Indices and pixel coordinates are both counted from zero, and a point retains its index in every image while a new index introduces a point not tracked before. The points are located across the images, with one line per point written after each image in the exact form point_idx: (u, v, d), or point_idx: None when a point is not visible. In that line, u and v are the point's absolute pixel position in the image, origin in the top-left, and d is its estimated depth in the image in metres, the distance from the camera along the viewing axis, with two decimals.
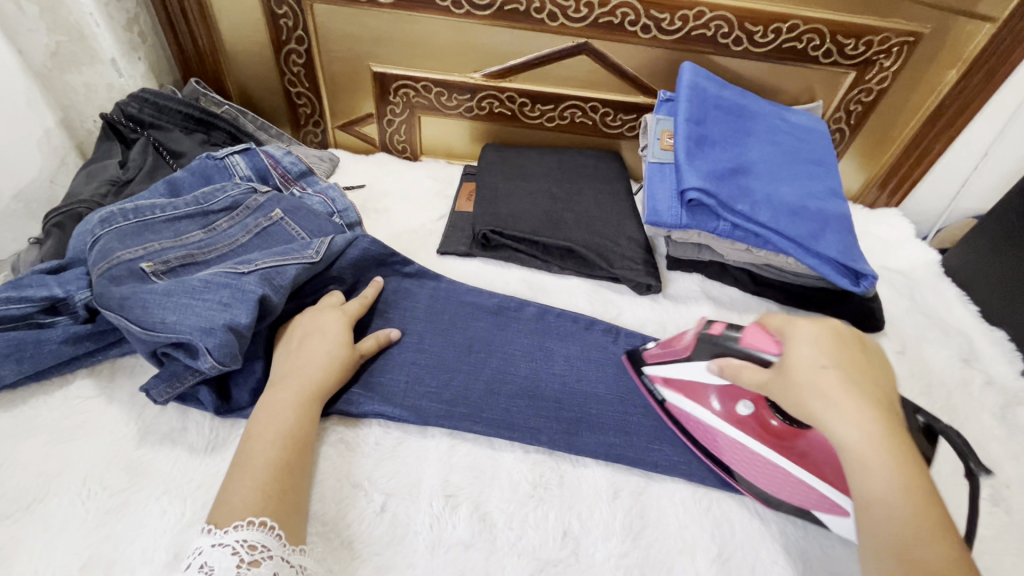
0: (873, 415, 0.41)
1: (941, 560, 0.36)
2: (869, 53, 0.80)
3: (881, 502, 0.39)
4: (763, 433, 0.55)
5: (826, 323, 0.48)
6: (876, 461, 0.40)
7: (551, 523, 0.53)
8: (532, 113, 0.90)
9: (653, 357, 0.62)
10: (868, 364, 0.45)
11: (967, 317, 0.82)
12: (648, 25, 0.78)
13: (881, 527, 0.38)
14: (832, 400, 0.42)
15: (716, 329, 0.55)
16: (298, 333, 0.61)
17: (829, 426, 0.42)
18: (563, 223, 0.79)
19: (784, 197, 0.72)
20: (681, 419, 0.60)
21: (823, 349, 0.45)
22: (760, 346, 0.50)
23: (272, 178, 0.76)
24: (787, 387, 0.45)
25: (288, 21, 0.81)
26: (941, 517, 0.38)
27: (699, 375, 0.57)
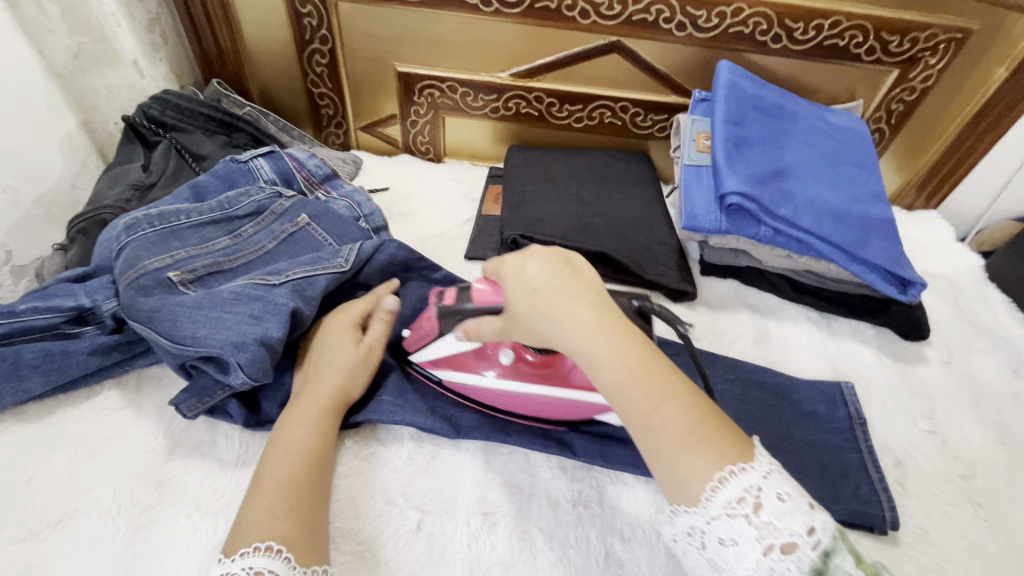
0: (579, 314, 0.44)
1: (678, 422, 0.39)
2: (913, 51, 0.77)
3: (614, 389, 0.42)
4: (533, 374, 0.56)
5: (541, 253, 0.49)
6: (605, 353, 0.42)
7: (592, 543, 0.51)
8: (560, 114, 0.88)
9: (412, 344, 0.60)
10: (575, 275, 0.48)
11: (1013, 324, 0.78)
12: (683, 23, 0.75)
13: (626, 411, 0.41)
14: (547, 315, 0.45)
15: (449, 297, 0.53)
16: (320, 344, 0.59)
17: (557, 339, 0.44)
18: (594, 227, 0.77)
19: (828, 202, 0.69)
20: (463, 392, 0.60)
21: (550, 268, 0.47)
22: (487, 300, 0.51)
23: (297, 181, 0.75)
24: (516, 319, 0.47)
25: (312, 21, 0.79)
26: (663, 380, 0.41)
27: (453, 347, 0.56)
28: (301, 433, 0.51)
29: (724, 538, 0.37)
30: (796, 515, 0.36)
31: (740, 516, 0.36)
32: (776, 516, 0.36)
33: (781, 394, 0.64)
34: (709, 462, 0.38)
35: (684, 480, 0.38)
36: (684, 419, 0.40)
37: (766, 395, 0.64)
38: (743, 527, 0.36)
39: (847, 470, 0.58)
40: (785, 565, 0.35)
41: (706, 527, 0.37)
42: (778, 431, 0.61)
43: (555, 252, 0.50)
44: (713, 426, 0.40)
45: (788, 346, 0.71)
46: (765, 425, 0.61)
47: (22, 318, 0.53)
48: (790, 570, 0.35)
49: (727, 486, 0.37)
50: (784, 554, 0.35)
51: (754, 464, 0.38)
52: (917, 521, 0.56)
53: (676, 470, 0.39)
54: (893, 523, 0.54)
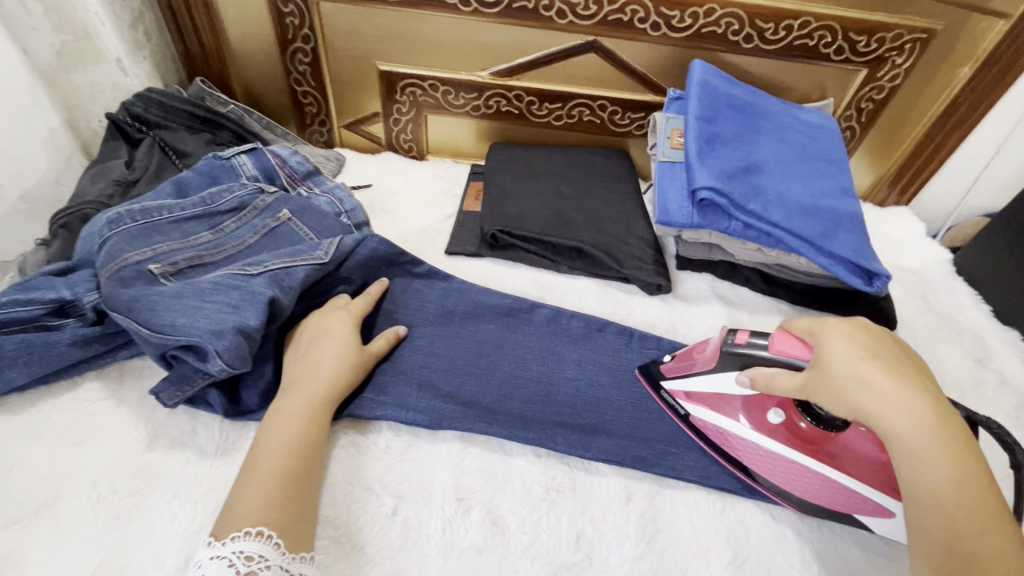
0: (926, 405, 0.43)
1: (996, 548, 0.39)
2: (881, 51, 0.79)
3: (930, 492, 0.42)
4: (801, 443, 0.55)
5: (857, 321, 0.49)
6: (932, 452, 0.42)
7: (565, 527, 0.53)
8: (540, 112, 0.90)
9: (671, 371, 0.60)
10: (896, 353, 0.47)
11: (980, 317, 0.81)
12: (658, 23, 0.77)
13: (933, 519, 0.41)
14: (877, 388, 0.44)
15: (742, 338, 0.54)
16: (303, 336, 0.60)
17: (879, 419, 0.44)
18: (573, 222, 0.78)
19: (796, 197, 0.71)
20: (709, 433, 0.58)
21: (857, 343, 0.47)
22: (790, 351, 0.50)
23: (279, 177, 0.76)
24: (824, 381, 0.46)
25: (295, 20, 0.80)
26: (988, 502, 0.41)
27: (732, 389, 0.55)
28: (288, 421, 0.52)
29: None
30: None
31: None
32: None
33: None
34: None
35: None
36: (985, 547, 0.39)
37: None
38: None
39: None
40: None
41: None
42: None
43: (873, 325, 0.50)
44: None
45: None
46: None
47: (3, 311, 0.54)
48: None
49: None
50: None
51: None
52: None
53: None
54: None
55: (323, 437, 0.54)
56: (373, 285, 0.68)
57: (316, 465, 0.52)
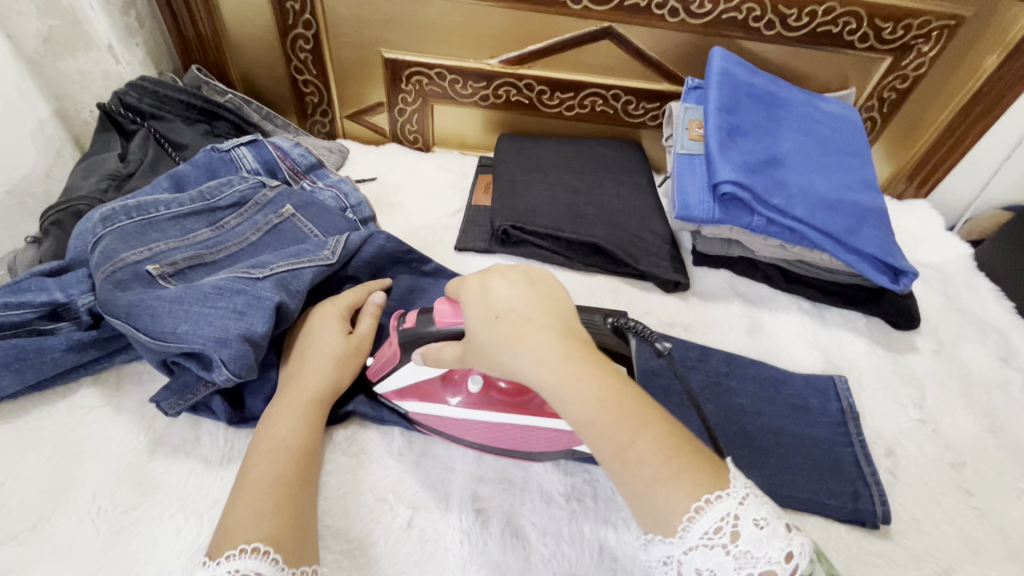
0: (535, 343, 0.41)
1: (654, 457, 0.39)
2: (907, 38, 0.76)
3: (582, 423, 0.40)
4: (506, 403, 0.53)
5: (504, 273, 0.47)
6: (565, 387, 0.40)
7: (586, 537, 0.51)
8: (551, 102, 0.86)
9: (373, 373, 0.56)
10: (538, 295, 0.45)
11: (1001, 313, 0.79)
12: (676, 8, 0.74)
13: (596, 443, 0.39)
14: (511, 343, 0.42)
15: (410, 320, 0.52)
16: (303, 339, 0.57)
17: (517, 369, 0.41)
18: (586, 217, 0.76)
19: (820, 190, 0.69)
20: (430, 423, 0.56)
21: (517, 292, 0.45)
22: (449, 320, 0.49)
23: (280, 171, 0.73)
24: (477, 351, 0.44)
25: (295, 5, 0.76)
26: (641, 416, 0.40)
27: (418, 372, 0.53)
28: (278, 427, 0.50)
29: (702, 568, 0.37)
30: (772, 542, 0.37)
31: (717, 546, 0.37)
32: (753, 545, 0.37)
33: (772, 386, 0.64)
34: (686, 492, 0.38)
35: (662, 511, 0.38)
36: (654, 455, 0.39)
37: (760, 388, 0.63)
38: (720, 557, 0.36)
39: (840, 463, 0.58)
40: None
41: (682, 557, 0.37)
42: (773, 425, 0.60)
43: (518, 268, 0.47)
44: (683, 459, 0.39)
45: (781, 337, 0.71)
46: (760, 419, 0.61)
47: None
48: None
49: (704, 517, 0.37)
50: None
51: (729, 491, 0.38)
52: (909, 510, 0.56)
53: (649, 502, 0.38)
54: (884, 516, 0.54)
55: (318, 439, 0.51)
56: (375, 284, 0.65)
57: (311, 476, 0.49)
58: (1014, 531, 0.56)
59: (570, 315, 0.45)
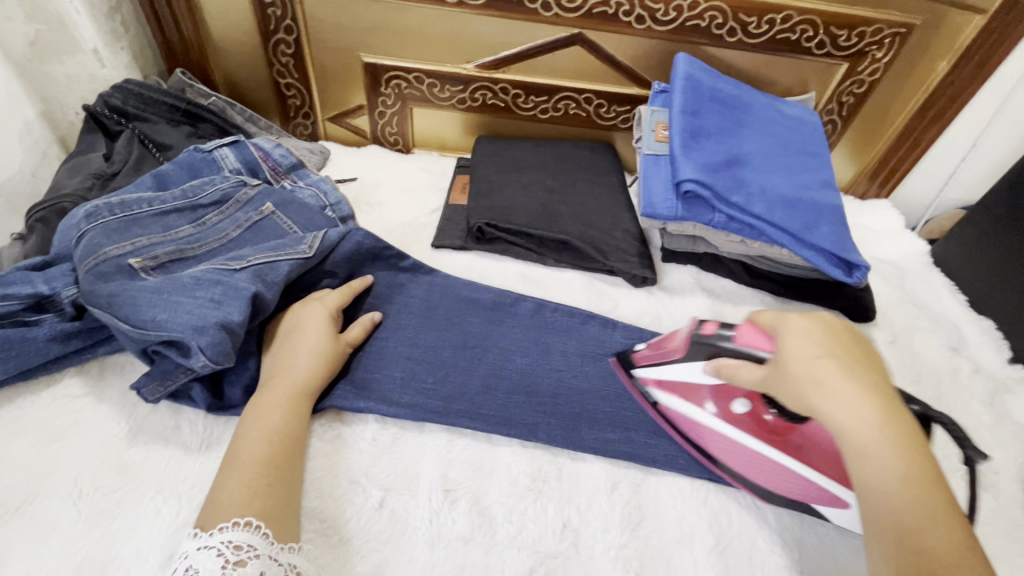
0: (865, 397, 0.42)
1: (949, 546, 0.36)
2: (861, 45, 0.80)
3: (876, 486, 0.40)
4: (763, 433, 0.55)
5: (818, 315, 0.48)
6: (874, 447, 0.40)
7: (551, 516, 0.53)
8: (526, 105, 0.89)
9: (642, 359, 0.62)
10: (843, 346, 0.46)
11: (955, 306, 0.82)
12: (642, 15, 0.77)
13: (879, 510, 0.39)
14: (825, 385, 0.43)
15: (710, 329, 0.56)
16: (287, 332, 0.60)
17: (825, 413, 0.42)
18: (559, 215, 0.79)
19: (778, 188, 0.72)
20: (676, 420, 0.60)
21: (815, 339, 0.46)
22: (752, 343, 0.51)
23: (262, 171, 0.75)
24: (783, 379, 0.45)
25: (276, 11, 0.79)
26: (936, 498, 0.39)
27: (696, 374, 0.57)
28: (268, 414, 0.52)
29: None
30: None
31: None
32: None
33: None
34: None
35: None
36: (948, 545, 0.36)
37: None
38: None
39: None
40: None
41: None
42: None
43: (836, 319, 0.48)
44: (979, 558, 0.36)
45: None
46: None
47: None
48: None
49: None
50: None
51: None
52: None
53: None
54: None
55: (303, 427, 0.54)
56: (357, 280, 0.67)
57: (297, 455, 0.52)
58: None
59: (885, 379, 0.45)
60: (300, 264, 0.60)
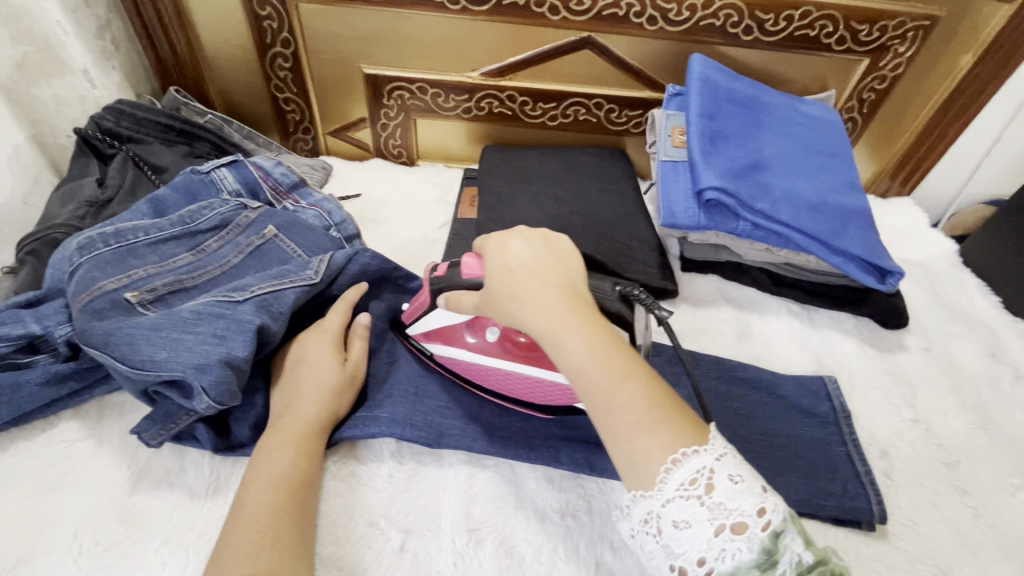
0: (551, 296, 0.45)
1: (636, 403, 0.40)
2: (883, 39, 0.77)
3: (576, 370, 0.43)
4: (519, 354, 0.58)
5: (527, 236, 0.52)
6: (568, 333, 0.43)
7: (582, 554, 0.50)
8: (534, 112, 0.86)
9: (409, 317, 0.61)
10: (552, 258, 0.50)
11: (989, 309, 0.79)
12: (654, 16, 0.74)
13: (585, 389, 0.42)
14: (519, 294, 0.46)
15: (439, 270, 0.56)
16: (294, 364, 0.56)
17: (522, 321, 0.46)
18: (572, 227, 0.76)
19: (804, 193, 0.69)
20: (455, 365, 0.60)
21: (533, 254, 0.50)
22: (473, 273, 0.53)
23: (263, 191, 0.72)
24: (491, 301, 0.49)
25: (272, 23, 0.76)
26: (627, 365, 0.42)
27: (443, 318, 0.58)
28: (278, 456, 0.49)
29: (678, 520, 0.37)
30: (748, 497, 0.36)
31: (694, 499, 0.37)
32: (728, 497, 0.36)
33: (767, 392, 0.63)
34: (663, 443, 0.39)
35: (642, 461, 0.39)
36: (653, 398, 0.41)
37: (754, 393, 0.63)
38: (696, 509, 0.36)
39: (834, 466, 0.58)
40: (736, 545, 0.35)
41: (660, 511, 0.37)
42: (767, 429, 0.60)
43: (540, 234, 0.52)
44: (668, 407, 0.40)
45: (772, 341, 0.71)
46: (755, 424, 0.60)
47: None
48: (741, 551, 0.35)
49: (679, 469, 0.37)
50: (736, 534, 0.35)
51: (707, 447, 0.38)
52: (905, 512, 0.56)
53: (633, 447, 0.39)
54: (881, 516, 0.54)
55: (315, 468, 0.50)
56: (350, 290, 0.62)
57: (308, 501, 0.48)
58: (1010, 529, 0.56)
59: (576, 277, 0.49)
60: (308, 292, 0.57)
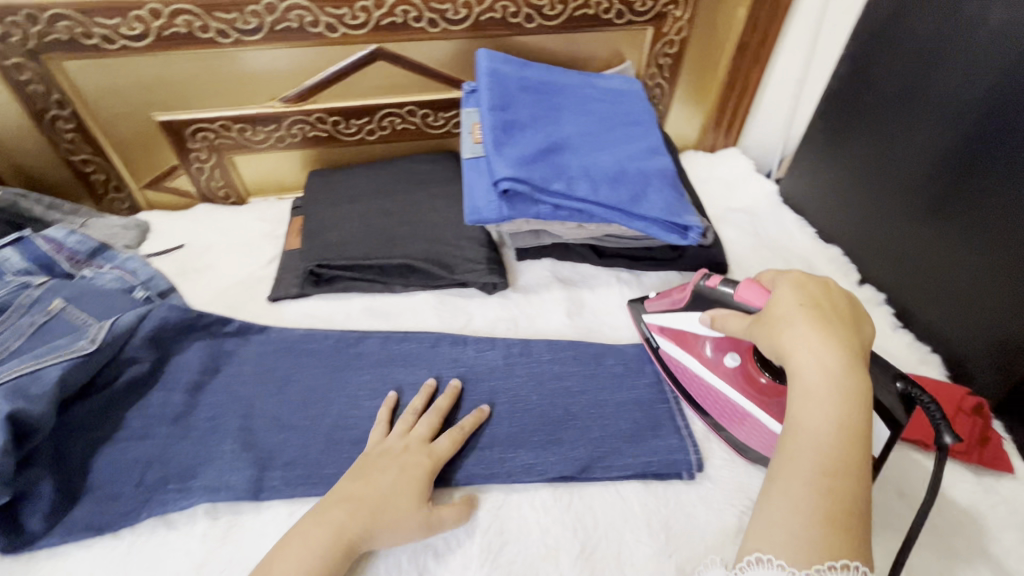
0: (838, 353, 0.42)
1: (852, 497, 0.39)
2: (658, 7, 0.80)
3: (813, 430, 0.41)
4: (746, 387, 0.58)
5: (819, 282, 0.49)
6: (827, 397, 0.41)
7: (404, 569, 0.50)
8: (350, 130, 0.85)
9: (654, 307, 0.66)
10: (845, 310, 0.46)
11: (807, 240, 0.84)
12: (434, 19, 0.75)
13: (802, 454, 0.40)
14: (798, 329, 0.44)
15: (712, 282, 0.58)
16: (387, 471, 0.52)
17: (790, 351, 0.44)
18: (398, 238, 0.75)
19: (601, 165, 0.71)
20: (682, 375, 0.63)
21: (806, 294, 0.47)
22: (749, 300, 0.52)
23: (57, 264, 0.68)
24: (765, 321, 0.47)
25: (38, 87, 0.72)
26: (863, 460, 0.40)
27: (693, 325, 0.61)
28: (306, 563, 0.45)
29: None
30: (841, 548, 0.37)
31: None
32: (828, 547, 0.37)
33: (594, 364, 0.65)
34: (840, 545, 0.37)
35: (797, 541, 0.38)
36: (850, 503, 0.38)
37: (583, 366, 0.65)
38: None
39: (656, 422, 0.60)
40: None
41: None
42: (594, 401, 0.62)
43: (851, 299, 0.48)
44: (863, 522, 0.38)
45: (602, 313, 0.73)
46: (584, 398, 0.62)
47: None
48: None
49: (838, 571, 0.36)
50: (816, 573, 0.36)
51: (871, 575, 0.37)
52: (723, 451, 0.59)
53: (796, 527, 0.38)
54: (696, 464, 0.57)
55: None
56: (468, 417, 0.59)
57: None
58: None
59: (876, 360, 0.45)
60: (79, 363, 0.54)
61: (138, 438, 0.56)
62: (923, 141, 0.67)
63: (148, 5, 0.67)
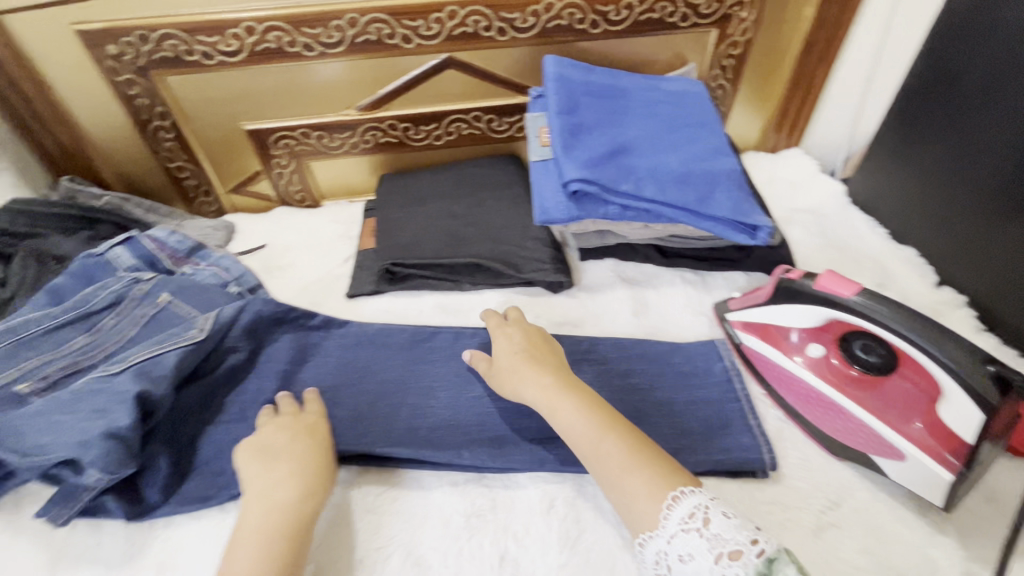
0: (542, 371, 0.56)
1: (623, 451, 0.49)
2: (723, 9, 0.81)
3: (570, 427, 0.52)
4: (833, 378, 0.59)
5: (516, 325, 0.64)
6: (559, 403, 0.53)
7: (486, 551, 0.52)
8: (418, 136, 0.89)
9: (736, 304, 0.67)
10: (525, 341, 0.61)
11: (878, 240, 0.82)
12: (503, 28, 0.78)
13: (579, 447, 0.51)
14: (519, 371, 0.57)
15: (795, 273, 0.59)
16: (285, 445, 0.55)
17: (521, 392, 0.56)
18: (465, 239, 0.78)
19: (668, 166, 0.72)
20: (757, 361, 0.64)
21: (515, 341, 0.61)
22: (830, 287, 0.55)
23: (161, 261, 0.74)
24: (497, 376, 0.60)
25: (145, 100, 0.79)
26: (613, 420, 0.51)
27: (778, 317, 0.62)
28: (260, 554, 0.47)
29: (684, 556, 0.42)
30: (741, 529, 0.42)
31: (693, 530, 0.43)
32: (723, 529, 0.42)
33: (661, 362, 0.66)
34: (647, 482, 0.46)
35: (641, 501, 0.46)
36: (627, 447, 0.49)
37: (650, 364, 0.65)
38: (696, 540, 0.42)
39: (729, 419, 0.60)
40: (734, 570, 0.40)
41: (668, 548, 0.43)
42: (664, 398, 0.62)
43: (533, 329, 0.63)
44: (650, 455, 0.48)
45: (667, 311, 0.74)
46: (654, 394, 0.62)
47: None
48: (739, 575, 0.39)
49: (680, 504, 0.44)
50: (733, 560, 0.40)
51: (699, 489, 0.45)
52: (800, 450, 0.58)
53: (626, 490, 0.47)
54: (771, 463, 0.56)
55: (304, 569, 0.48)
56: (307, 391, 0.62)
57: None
58: None
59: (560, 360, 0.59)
60: (191, 351, 0.60)
61: (237, 422, 0.61)
62: (994, 138, 0.66)
63: (244, 23, 0.72)
